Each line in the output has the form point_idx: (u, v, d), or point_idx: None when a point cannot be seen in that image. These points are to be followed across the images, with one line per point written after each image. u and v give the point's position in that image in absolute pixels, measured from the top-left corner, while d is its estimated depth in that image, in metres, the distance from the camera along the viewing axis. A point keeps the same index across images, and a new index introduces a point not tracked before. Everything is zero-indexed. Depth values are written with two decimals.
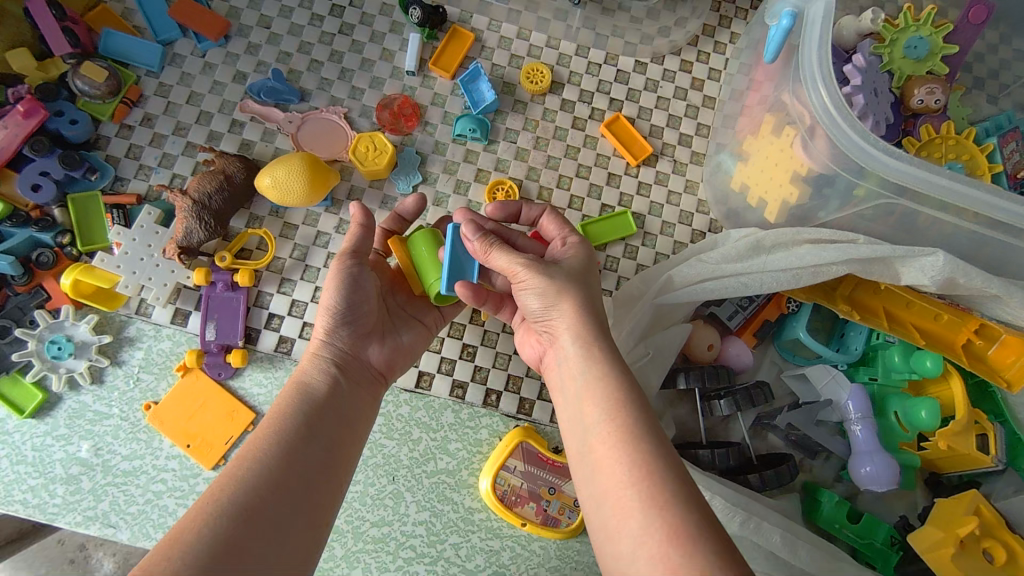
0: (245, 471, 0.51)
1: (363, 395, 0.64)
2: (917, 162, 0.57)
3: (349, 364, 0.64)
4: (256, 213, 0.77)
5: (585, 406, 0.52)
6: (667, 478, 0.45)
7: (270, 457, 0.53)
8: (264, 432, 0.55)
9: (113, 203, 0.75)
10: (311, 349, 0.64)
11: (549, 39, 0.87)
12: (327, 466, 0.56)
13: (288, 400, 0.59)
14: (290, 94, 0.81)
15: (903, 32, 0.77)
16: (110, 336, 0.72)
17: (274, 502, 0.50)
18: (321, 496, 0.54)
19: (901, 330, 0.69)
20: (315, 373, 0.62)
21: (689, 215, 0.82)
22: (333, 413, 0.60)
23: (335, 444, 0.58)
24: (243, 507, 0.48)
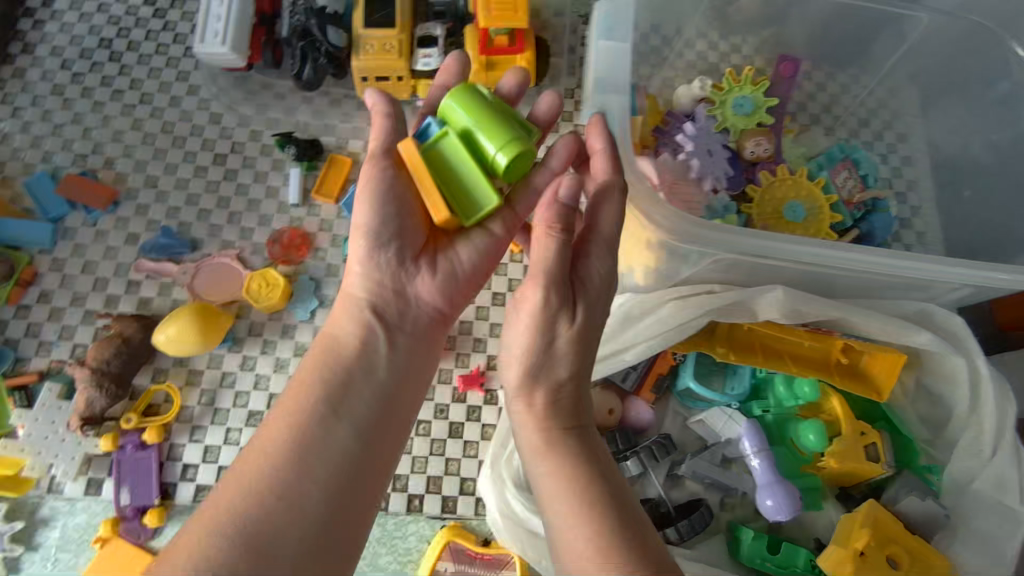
0: (275, 460, 0.51)
1: (420, 347, 0.63)
2: (726, 227, 0.63)
3: (395, 307, 0.61)
4: (160, 367, 0.79)
5: (531, 459, 0.56)
6: (608, 517, 0.51)
7: (276, 460, 0.51)
8: (279, 419, 0.54)
9: (13, 385, 0.76)
10: (341, 297, 0.62)
11: None
12: (351, 461, 0.54)
13: (316, 355, 0.58)
14: (181, 247, 0.84)
15: (730, 93, 0.88)
16: (22, 521, 0.72)
17: (280, 521, 0.49)
18: (362, 483, 0.54)
19: (776, 361, 0.74)
20: (348, 330, 0.60)
21: None
22: (395, 373, 0.60)
23: (375, 427, 0.56)
24: (250, 529, 0.48)
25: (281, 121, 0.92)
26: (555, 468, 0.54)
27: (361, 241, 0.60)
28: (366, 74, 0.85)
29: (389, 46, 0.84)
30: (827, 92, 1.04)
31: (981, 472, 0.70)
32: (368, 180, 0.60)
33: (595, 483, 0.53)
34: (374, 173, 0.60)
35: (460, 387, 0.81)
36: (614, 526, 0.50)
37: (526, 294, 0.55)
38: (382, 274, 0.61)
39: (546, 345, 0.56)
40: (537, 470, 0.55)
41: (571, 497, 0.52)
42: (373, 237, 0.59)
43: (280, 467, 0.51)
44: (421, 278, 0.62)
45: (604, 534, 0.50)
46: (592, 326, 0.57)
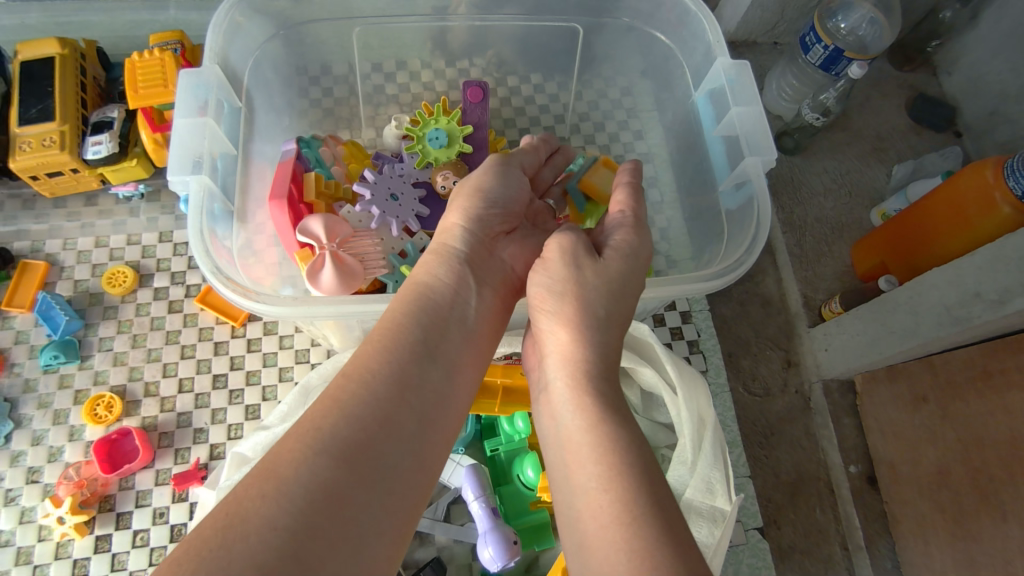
0: (375, 398, 0.48)
1: (507, 298, 0.63)
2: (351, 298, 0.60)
3: (483, 262, 0.62)
4: None
5: (569, 419, 0.52)
6: (635, 478, 0.45)
7: (379, 383, 0.49)
8: (371, 351, 0.52)
9: None
10: (438, 247, 0.62)
11: (129, 236, 0.89)
12: (430, 390, 0.51)
13: (435, 292, 0.58)
14: None
15: (425, 127, 0.86)
16: None
17: (380, 442, 0.46)
18: (428, 418, 0.50)
19: (485, 400, 0.71)
20: (439, 275, 0.59)
21: (305, 351, 0.84)
22: (468, 314, 0.58)
23: (457, 368, 0.55)
24: (348, 449, 0.44)
25: None
26: (595, 432, 0.49)
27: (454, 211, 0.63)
28: (32, 173, 0.82)
29: (46, 140, 0.80)
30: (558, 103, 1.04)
31: (689, 480, 0.66)
32: (484, 170, 0.66)
33: (616, 427, 0.49)
34: (501, 163, 0.67)
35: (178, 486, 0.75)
36: (645, 500, 0.44)
37: (625, 224, 0.61)
38: (479, 233, 0.63)
39: (575, 279, 0.57)
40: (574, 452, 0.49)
41: (620, 429, 0.49)
42: (477, 209, 0.63)
43: (376, 394, 0.48)
44: (509, 247, 0.65)
45: (641, 502, 0.44)
46: (643, 254, 0.61)
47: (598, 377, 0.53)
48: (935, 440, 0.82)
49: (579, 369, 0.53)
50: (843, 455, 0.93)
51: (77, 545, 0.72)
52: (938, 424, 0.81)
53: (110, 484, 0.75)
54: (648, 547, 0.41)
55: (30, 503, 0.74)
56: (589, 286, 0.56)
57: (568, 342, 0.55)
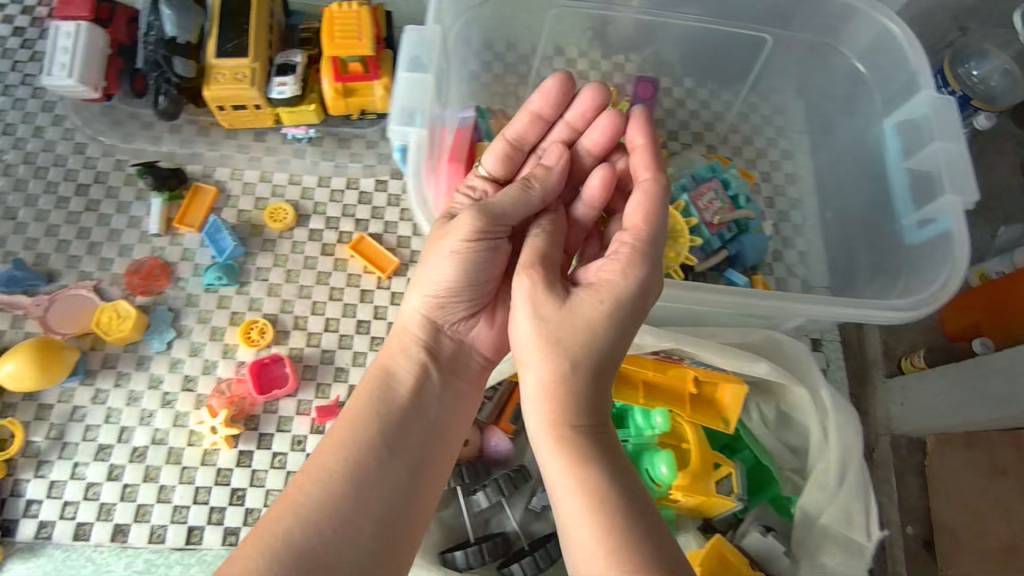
0: (368, 491, 0.56)
1: (468, 387, 0.69)
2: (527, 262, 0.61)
3: (449, 354, 0.68)
4: (9, 400, 0.79)
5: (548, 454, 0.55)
6: (615, 519, 0.49)
7: (337, 485, 0.55)
8: (332, 451, 0.58)
9: None
10: (397, 341, 0.67)
11: (291, 176, 0.93)
12: (414, 479, 0.59)
13: (379, 393, 0.63)
14: (35, 280, 0.84)
15: None
16: None
17: (336, 547, 0.52)
18: (411, 504, 0.58)
19: (626, 389, 0.74)
20: (401, 370, 0.65)
21: None
22: (428, 406, 0.64)
23: (426, 461, 0.61)
24: (309, 551, 0.51)
25: (148, 151, 0.92)
26: (573, 467, 0.52)
27: (454, 238, 0.63)
28: (221, 103, 0.86)
29: (240, 74, 0.84)
30: (710, 110, 1.03)
31: (827, 506, 0.68)
32: (439, 257, 0.64)
33: (596, 465, 0.52)
34: (467, 248, 0.63)
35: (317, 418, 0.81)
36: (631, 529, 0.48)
37: (619, 258, 0.60)
38: (442, 326, 0.68)
39: (544, 327, 0.58)
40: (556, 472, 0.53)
41: (586, 476, 0.52)
42: (440, 301, 0.66)
43: (338, 490, 0.55)
44: (475, 330, 0.70)
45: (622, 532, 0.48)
46: (645, 287, 0.59)
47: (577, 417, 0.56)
48: (1008, 514, 0.80)
49: (561, 400, 0.56)
50: (901, 515, 0.91)
51: (223, 455, 0.79)
52: (1016, 499, 0.79)
53: (256, 406, 0.81)
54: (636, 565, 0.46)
55: (184, 409, 0.80)
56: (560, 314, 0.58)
57: (551, 380, 0.56)
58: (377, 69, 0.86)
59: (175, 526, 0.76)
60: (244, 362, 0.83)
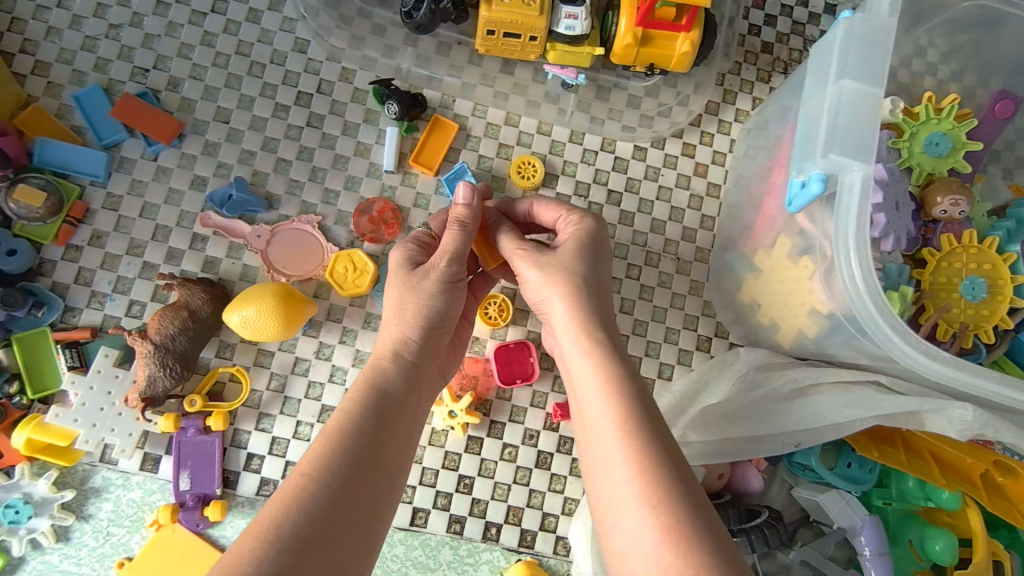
0: (361, 474, 0.50)
1: (426, 401, 0.61)
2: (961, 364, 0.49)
3: (421, 364, 0.60)
4: (226, 340, 0.71)
5: (593, 439, 0.51)
6: (687, 529, 0.43)
7: (331, 472, 0.48)
8: (319, 442, 0.51)
9: (65, 341, 0.68)
10: (381, 349, 0.60)
11: (540, 124, 0.79)
12: (393, 476, 0.53)
13: (359, 396, 0.55)
14: (256, 205, 0.73)
15: (925, 125, 0.72)
16: (72, 490, 0.67)
17: (329, 531, 0.45)
18: (380, 502, 0.51)
19: (920, 463, 0.67)
20: (390, 378, 0.57)
21: (695, 318, 0.78)
22: (405, 415, 0.57)
23: (395, 465, 0.53)
24: (292, 541, 0.43)
25: (379, 63, 0.77)
26: (633, 447, 0.48)
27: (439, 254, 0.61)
28: (493, 27, 0.70)
29: None
30: None
31: None
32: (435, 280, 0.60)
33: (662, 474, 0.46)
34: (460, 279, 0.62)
35: (554, 415, 0.73)
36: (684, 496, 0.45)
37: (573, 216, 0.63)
38: (426, 336, 0.61)
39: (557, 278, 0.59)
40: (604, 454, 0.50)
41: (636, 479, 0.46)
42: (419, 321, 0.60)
43: (328, 478, 0.48)
44: (439, 355, 0.64)
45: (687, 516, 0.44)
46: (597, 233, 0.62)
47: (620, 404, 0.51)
48: None
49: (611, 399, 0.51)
50: None
51: (452, 438, 0.73)
52: None
53: (490, 391, 0.74)
54: (685, 535, 0.43)
55: None
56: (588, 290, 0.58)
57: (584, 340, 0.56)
58: (690, 22, 0.70)
59: (400, 506, 0.71)
60: (479, 338, 0.74)
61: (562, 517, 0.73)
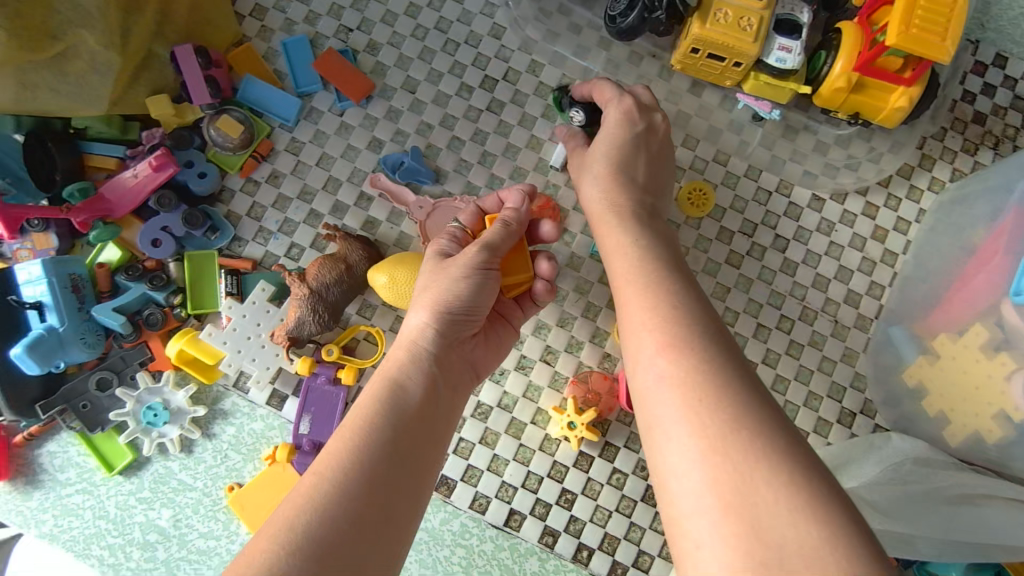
0: (378, 488, 0.45)
1: (458, 395, 0.57)
2: None
3: (450, 361, 0.57)
4: (369, 301, 0.72)
5: (632, 330, 0.46)
6: (726, 398, 0.39)
7: (354, 472, 0.45)
8: (343, 435, 0.48)
9: (228, 267, 0.71)
10: (405, 340, 0.56)
11: (717, 152, 0.76)
12: (422, 480, 0.48)
13: (379, 391, 0.51)
14: (424, 176, 0.74)
15: None
16: (205, 407, 0.70)
17: (352, 536, 0.42)
18: (409, 505, 0.47)
19: None
20: (413, 376, 0.53)
21: (842, 389, 0.72)
22: (433, 416, 0.53)
23: (426, 463, 0.50)
24: (317, 546, 0.41)
25: (569, 62, 0.77)
26: (664, 331, 0.44)
27: (460, 261, 0.58)
28: (700, 45, 0.68)
29: (747, 23, 0.65)
30: None
31: None
32: (449, 278, 0.57)
33: (700, 344, 0.42)
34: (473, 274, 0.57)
35: None
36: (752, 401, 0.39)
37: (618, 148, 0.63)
38: (450, 334, 0.57)
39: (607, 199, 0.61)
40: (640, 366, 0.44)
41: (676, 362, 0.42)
42: (447, 313, 0.56)
43: (351, 480, 0.45)
44: (473, 346, 0.61)
45: (761, 433, 0.37)
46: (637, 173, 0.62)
47: (666, 289, 0.47)
48: None
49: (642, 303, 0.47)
50: None
51: (564, 448, 0.70)
52: None
53: (613, 411, 0.70)
54: (730, 410, 0.38)
55: (538, 382, 0.71)
56: (643, 229, 0.56)
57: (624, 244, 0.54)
58: (915, 76, 0.66)
59: (499, 503, 0.69)
60: (611, 355, 0.72)
61: (658, 559, 0.68)
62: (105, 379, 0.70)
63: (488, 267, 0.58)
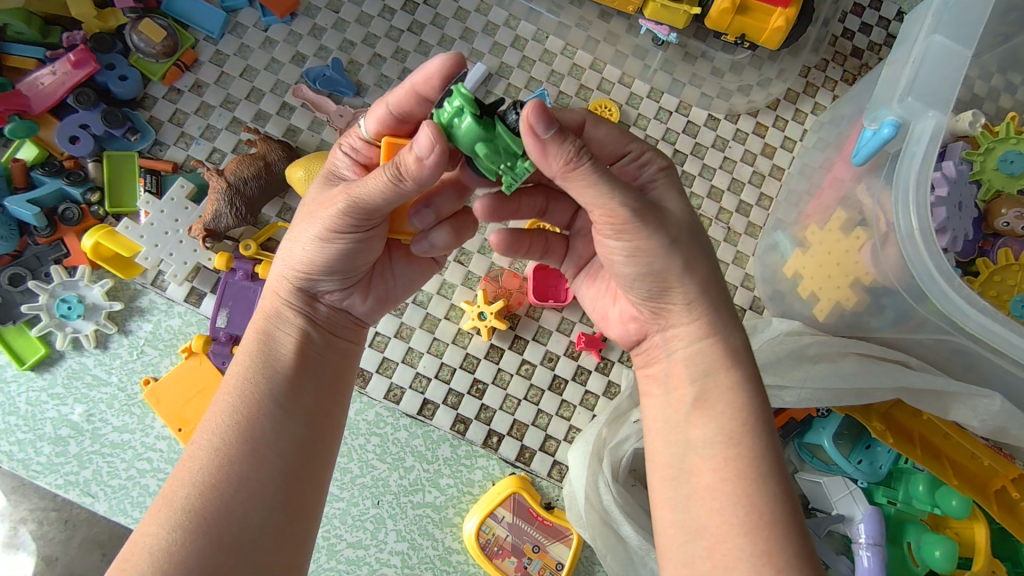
0: (264, 456, 0.49)
1: (345, 342, 0.59)
2: (1006, 320, 0.48)
3: (328, 316, 0.57)
4: (289, 204, 0.75)
5: (704, 377, 0.50)
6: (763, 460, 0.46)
7: (235, 445, 0.49)
8: (223, 411, 0.51)
9: (148, 167, 0.73)
10: (274, 299, 0.56)
11: (623, 75, 0.83)
12: (313, 438, 0.52)
13: (252, 361, 0.53)
14: (345, 87, 0.78)
15: (1003, 142, 0.70)
16: (121, 303, 0.71)
17: (244, 508, 0.47)
18: (304, 465, 0.51)
19: (934, 461, 0.65)
20: (285, 337, 0.55)
21: (732, 288, 0.79)
22: (313, 371, 0.55)
23: (315, 416, 0.53)
24: (209, 523, 0.45)
25: None
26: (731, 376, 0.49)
27: (317, 223, 0.52)
28: None
29: None
30: None
31: None
32: (305, 242, 0.53)
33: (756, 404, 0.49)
34: (331, 239, 0.52)
35: (577, 343, 0.74)
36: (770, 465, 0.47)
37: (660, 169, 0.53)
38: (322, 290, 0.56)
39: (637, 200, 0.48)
40: (682, 450, 0.49)
41: (726, 400, 0.49)
42: (311, 274, 0.55)
43: (232, 453, 0.49)
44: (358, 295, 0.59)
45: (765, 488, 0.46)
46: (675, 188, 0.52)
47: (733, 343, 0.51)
48: None
49: (723, 396, 0.49)
50: None
51: (475, 342, 0.74)
52: None
53: (522, 306, 0.75)
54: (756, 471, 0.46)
55: (451, 280, 0.75)
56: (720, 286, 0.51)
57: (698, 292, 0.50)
58: None
59: (412, 394, 0.73)
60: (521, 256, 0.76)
61: (563, 443, 0.73)
62: (18, 274, 0.70)
63: (359, 230, 0.52)
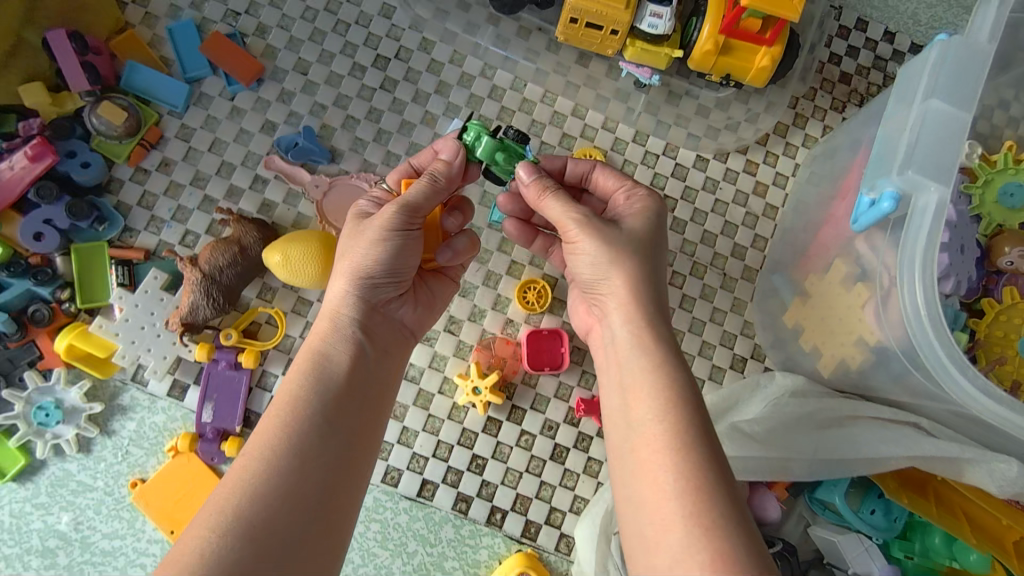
0: (311, 469, 0.47)
1: (393, 356, 0.58)
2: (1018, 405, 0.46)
3: (377, 326, 0.57)
4: (269, 283, 0.72)
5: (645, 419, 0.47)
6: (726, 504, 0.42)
7: (281, 454, 0.47)
8: (274, 417, 0.49)
9: (119, 258, 0.70)
10: (328, 307, 0.56)
11: (606, 119, 0.80)
12: (356, 457, 0.50)
13: (304, 368, 0.52)
14: (320, 155, 0.75)
15: (1002, 174, 0.68)
16: (101, 403, 0.69)
17: (285, 520, 0.44)
18: (345, 484, 0.49)
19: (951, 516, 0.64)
20: (338, 343, 0.54)
21: (733, 337, 0.76)
22: (363, 385, 0.53)
23: (360, 435, 0.51)
24: (250, 531, 0.43)
25: (459, 39, 0.79)
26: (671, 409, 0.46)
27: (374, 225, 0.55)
28: (578, 15, 0.70)
29: None
30: None
31: None
32: (364, 244, 0.55)
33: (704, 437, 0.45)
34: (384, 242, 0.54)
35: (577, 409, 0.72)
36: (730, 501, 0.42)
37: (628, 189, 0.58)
38: (373, 300, 0.56)
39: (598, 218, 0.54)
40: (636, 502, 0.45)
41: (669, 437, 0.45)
42: (365, 280, 0.55)
43: (279, 462, 0.46)
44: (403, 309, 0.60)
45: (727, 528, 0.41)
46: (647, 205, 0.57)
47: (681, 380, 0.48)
48: None
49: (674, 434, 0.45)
50: None
51: (472, 415, 0.72)
52: None
53: (517, 374, 0.73)
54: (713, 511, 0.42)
55: (443, 352, 0.73)
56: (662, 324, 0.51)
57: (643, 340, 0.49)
58: (775, 35, 0.70)
59: (411, 474, 0.71)
60: (513, 321, 0.74)
61: (569, 514, 0.71)
62: None
63: (408, 228, 0.55)
